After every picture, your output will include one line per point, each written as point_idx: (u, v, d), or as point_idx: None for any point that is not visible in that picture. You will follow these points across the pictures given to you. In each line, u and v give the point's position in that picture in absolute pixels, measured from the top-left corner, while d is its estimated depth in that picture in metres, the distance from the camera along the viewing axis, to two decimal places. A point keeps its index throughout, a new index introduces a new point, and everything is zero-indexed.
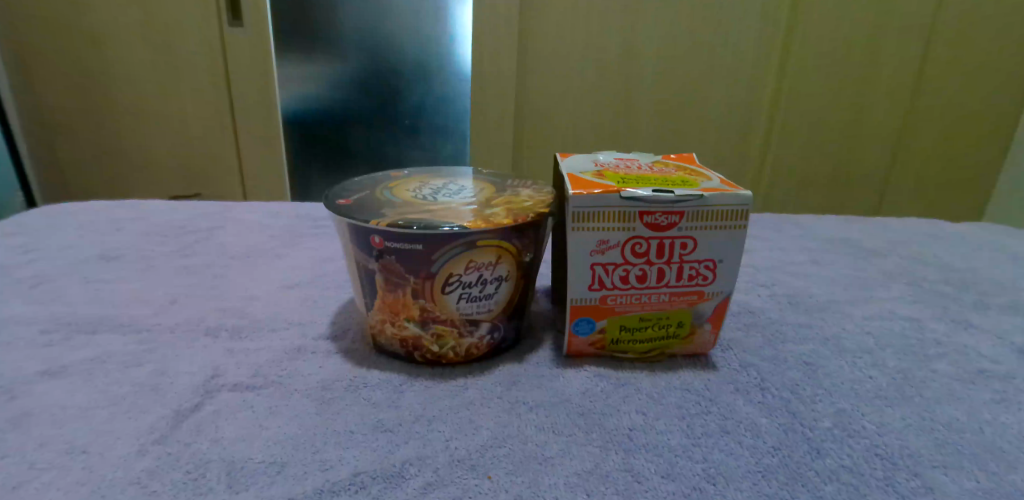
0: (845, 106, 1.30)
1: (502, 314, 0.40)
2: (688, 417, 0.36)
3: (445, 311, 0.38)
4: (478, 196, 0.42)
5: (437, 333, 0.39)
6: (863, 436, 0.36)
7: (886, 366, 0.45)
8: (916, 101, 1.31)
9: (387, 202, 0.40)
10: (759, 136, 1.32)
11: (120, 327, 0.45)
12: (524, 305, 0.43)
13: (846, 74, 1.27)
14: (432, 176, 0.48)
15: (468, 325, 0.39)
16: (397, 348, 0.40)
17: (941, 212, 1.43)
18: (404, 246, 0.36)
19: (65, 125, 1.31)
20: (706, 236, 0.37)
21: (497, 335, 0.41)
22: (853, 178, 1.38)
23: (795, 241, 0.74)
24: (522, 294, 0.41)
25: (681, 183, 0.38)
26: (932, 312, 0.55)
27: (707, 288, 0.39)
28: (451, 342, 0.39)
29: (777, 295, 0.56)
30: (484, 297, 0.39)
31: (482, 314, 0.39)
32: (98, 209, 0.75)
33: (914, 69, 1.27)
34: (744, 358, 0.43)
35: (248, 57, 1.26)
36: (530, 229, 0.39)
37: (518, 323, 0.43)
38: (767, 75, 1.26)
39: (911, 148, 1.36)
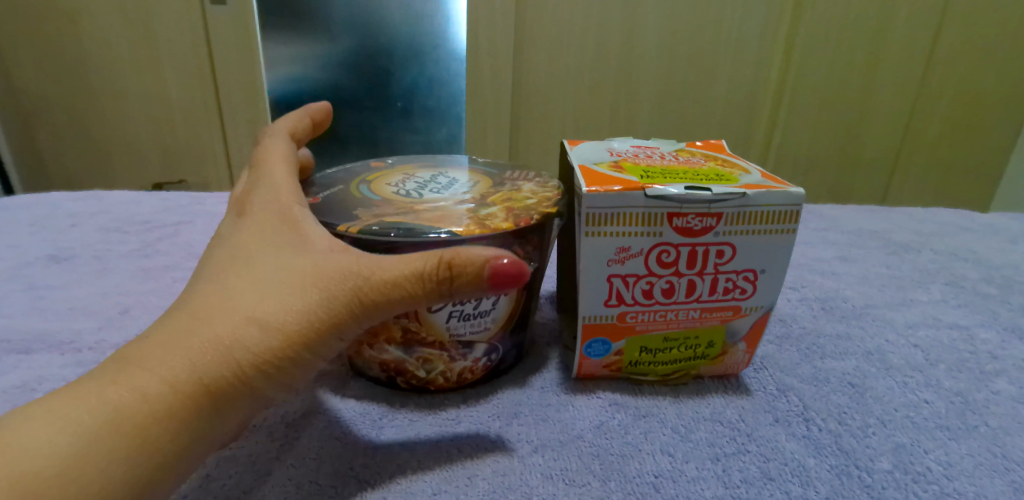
0: (854, 89, 1.23)
1: (501, 332, 0.34)
2: (723, 459, 0.30)
3: (433, 334, 0.32)
4: (474, 191, 0.36)
5: (423, 357, 0.33)
6: (929, 481, 0.30)
7: (940, 387, 0.39)
8: (927, 84, 1.24)
9: (364, 200, 0.34)
10: (765, 119, 1.25)
11: (58, 345, 0.40)
12: (527, 319, 0.37)
13: (855, 55, 1.20)
14: (419, 167, 0.41)
15: (460, 348, 0.33)
16: (377, 372, 0.34)
17: (952, 199, 1.37)
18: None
19: (34, 108, 1.21)
20: (747, 242, 0.31)
21: (495, 357, 0.35)
22: (860, 164, 1.31)
23: (819, 234, 0.68)
24: (525, 309, 0.35)
25: (716, 178, 0.31)
26: (980, 318, 0.49)
27: (745, 303, 0.33)
28: (440, 367, 0.33)
29: (808, 298, 0.50)
30: (480, 317, 0.33)
31: (476, 335, 0.33)
32: (54, 202, 0.68)
33: (926, 48, 1.20)
34: (781, 380, 0.37)
35: (232, 37, 1.14)
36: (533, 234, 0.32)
37: (520, 340, 0.37)
38: (775, 54, 1.19)
39: (921, 133, 1.29)
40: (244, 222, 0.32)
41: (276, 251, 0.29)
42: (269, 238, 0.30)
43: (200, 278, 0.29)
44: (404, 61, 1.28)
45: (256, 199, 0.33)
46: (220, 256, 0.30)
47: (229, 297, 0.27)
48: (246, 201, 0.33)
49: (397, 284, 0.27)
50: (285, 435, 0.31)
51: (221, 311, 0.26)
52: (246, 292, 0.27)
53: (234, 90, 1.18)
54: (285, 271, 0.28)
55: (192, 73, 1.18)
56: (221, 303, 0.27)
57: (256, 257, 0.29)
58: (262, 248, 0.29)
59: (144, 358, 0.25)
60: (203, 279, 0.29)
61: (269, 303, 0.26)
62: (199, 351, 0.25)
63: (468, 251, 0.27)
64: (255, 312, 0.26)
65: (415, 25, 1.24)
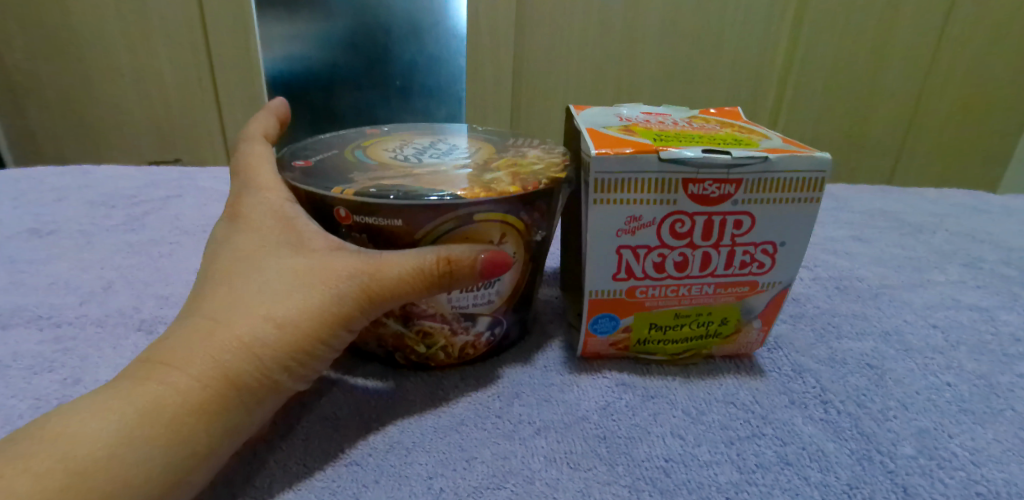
0: (863, 68, 1.20)
1: (505, 306, 0.32)
2: (737, 443, 0.28)
3: (434, 306, 0.30)
4: (476, 157, 0.34)
5: (424, 331, 0.31)
6: (956, 467, 0.28)
7: (963, 370, 0.37)
8: (938, 64, 1.20)
9: (358, 164, 0.32)
10: (771, 99, 1.22)
11: (36, 320, 0.38)
12: (531, 294, 0.35)
13: (864, 34, 1.16)
14: (418, 135, 0.39)
15: (463, 322, 0.31)
16: (371, 348, 0.32)
17: (959, 184, 1.35)
18: (381, 221, 0.28)
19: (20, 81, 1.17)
20: (767, 212, 0.29)
21: (498, 333, 0.33)
22: (868, 145, 1.28)
23: (830, 214, 0.66)
24: (529, 282, 0.33)
25: (735, 143, 0.29)
26: (1000, 300, 0.48)
27: (762, 279, 0.31)
28: (441, 342, 0.31)
29: (821, 278, 0.48)
30: (485, 290, 0.31)
31: (479, 308, 0.31)
32: (39, 176, 0.65)
33: (938, 27, 1.16)
34: (796, 361, 0.35)
35: (222, 9, 1.11)
36: (540, 201, 0.31)
37: (523, 316, 0.35)
38: (783, 31, 1.15)
39: (931, 114, 1.26)
40: (237, 225, 0.30)
41: (278, 253, 0.27)
42: (268, 237, 0.28)
43: (204, 280, 0.27)
44: (402, 38, 1.25)
45: (247, 198, 0.31)
46: (217, 261, 0.28)
47: (238, 298, 0.25)
48: (235, 203, 0.31)
49: (399, 279, 0.26)
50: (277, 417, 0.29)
51: (232, 309, 0.25)
52: (257, 292, 0.26)
53: (228, 65, 1.15)
54: (291, 272, 0.26)
55: (182, 48, 1.14)
56: (233, 301, 0.25)
57: (259, 256, 0.27)
58: (265, 246, 0.28)
59: (165, 361, 0.23)
60: (207, 281, 0.27)
61: (283, 302, 0.25)
62: (222, 348, 0.24)
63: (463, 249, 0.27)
64: (272, 311, 0.25)
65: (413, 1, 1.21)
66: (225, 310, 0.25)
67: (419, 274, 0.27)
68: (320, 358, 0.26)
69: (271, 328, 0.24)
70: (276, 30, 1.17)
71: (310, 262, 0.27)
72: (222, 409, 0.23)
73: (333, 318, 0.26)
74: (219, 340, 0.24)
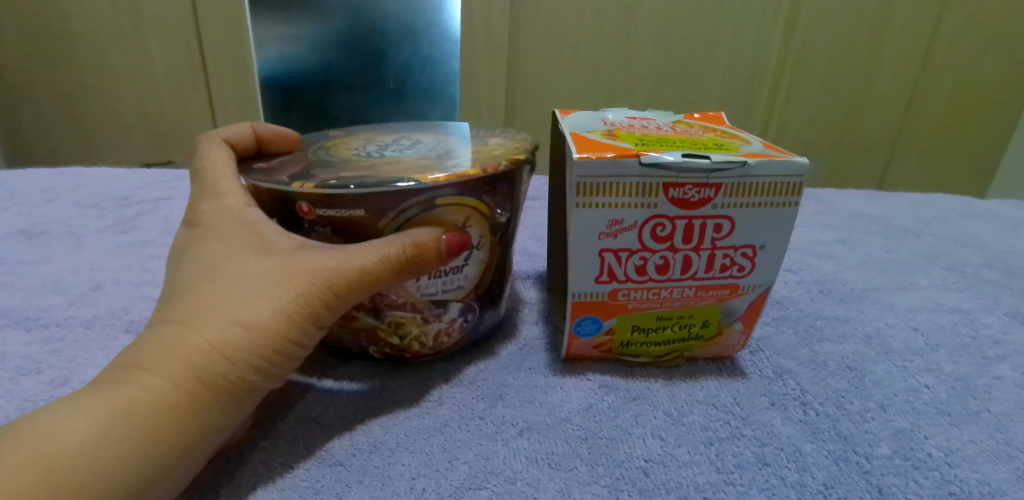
0: (854, 72, 1.21)
1: (475, 292, 0.33)
2: (716, 444, 0.29)
3: (404, 296, 0.30)
4: (441, 150, 0.34)
5: (396, 321, 0.31)
6: (931, 468, 0.29)
7: (942, 372, 0.38)
8: (928, 68, 1.21)
9: (321, 162, 0.32)
10: (763, 102, 1.23)
11: (24, 321, 0.38)
12: (502, 281, 0.35)
13: (855, 38, 1.17)
14: (385, 134, 0.39)
15: (434, 310, 0.31)
16: (347, 344, 0.33)
17: (948, 188, 1.37)
18: (343, 212, 0.28)
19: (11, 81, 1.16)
20: (747, 215, 0.29)
21: (469, 322, 0.33)
22: (859, 148, 1.29)
23: (818, 218, 0.67)
24: (499, 269, 0.34)
25: (715, 148, 0.30)
26: (982, 303, 0.48)
27: (743, 281, 0.31)
28: (414, 332, 0.32)
29: (806, 281, 0.49)
30: (453, 277, 0.31)
31: (449, 296, 0.31)
32: (29, 176, 0.65)
33: (928, 32, 1.18)
34: (778, 363, 0.36)
35: (215, 9, 1.10)
36: (501, 187, 0.31)
37: (497, 304, 0.35)
38: (774, 35, 1.16)
39: (921, 118, 1.27)
40: (198, 232, 0.30)
41: (244, 257, 0.28)
42: (234, 241, 0.28)
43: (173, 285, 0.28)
44: (396, 40, 1.25)
45: (204, 207, 0.31)
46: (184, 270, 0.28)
47: (207, 304, 0.26)
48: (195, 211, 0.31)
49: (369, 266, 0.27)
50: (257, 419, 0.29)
51: (201, 312, 0.25)
52: (225, 298, 0.26)
53: (221, 65, 1.15)
54: (260, 275, 0.27)
55: (175, 46, 1.14)
56: (201, 307, 0.26)
57: (225, 263, 0.28)
58: (231, 252, 0.28)
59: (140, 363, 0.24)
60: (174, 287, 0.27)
61: (251, 306, 0.26)
62: (190, 353, 0.24)
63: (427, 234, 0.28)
64: (239, 315, 0.25)
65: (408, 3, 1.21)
66: (194, 314, 0.25)
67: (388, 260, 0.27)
68: (291, 358, 0.27)
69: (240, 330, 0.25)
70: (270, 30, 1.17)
71: (279, 264, 0.27)
72: (194, 412, 0.23)
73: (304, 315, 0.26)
74: (188, 343, 0.24)
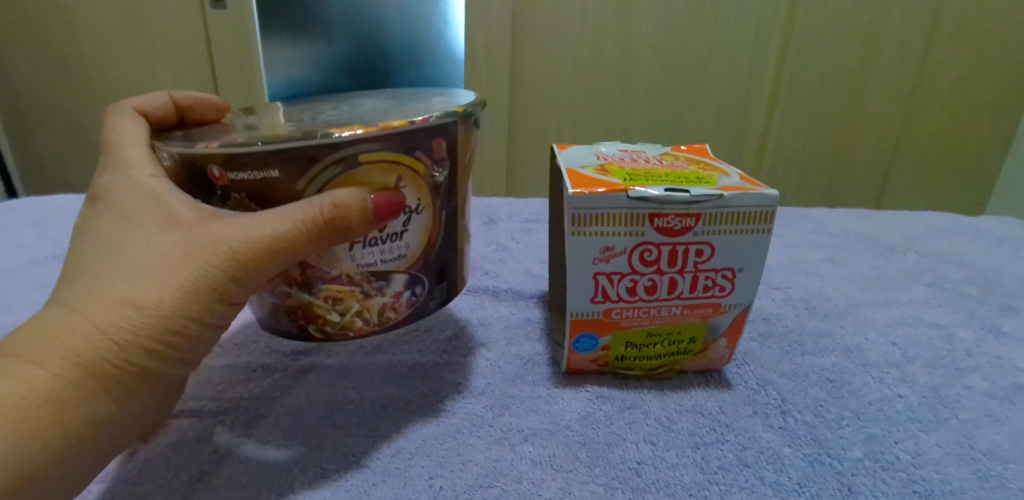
0: (847, 92, 1.25)
1: (413, 262, 0.35)
2: (702, 448, 0.32)
3: (337, 266, 0.33)
4: (369, 112, 0.36)
5: (334, 293, 0.34)
6: (897, 469, 0.32)
7: (916, 382, 0.41)
8: (920, 87, 1.26)
9: (235, 129, 0.33)
10: (759, 121, 1.27)
11: None
12: (450, 250, 0.38)
13: (846, 60, 1.22)
14: (327, 102, 0.42)
15: (370, 278, 0.34)
16: (292, 324, 0.36)
17: (945, 205, 1.40)
18: (257, 176, 0.30)
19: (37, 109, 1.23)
20: (725, 242, 0.33)
21: (417, 295, 0.37)
22: (853, 165, 1.33)
23: (808, 236, 0.70)
24: (442, 234, 0.36)
25: (696, 181, 0.33)
26: (961, 317, 0.51)
27: (724, 300, 0.35)
28: (354, 304, 0.35)
29: (792, 298, 0.52)
30: (389, 245, 0.34)
31: (387, 265, 0.34)
32: (63, 202, 0.69)
33: (919, 53, 1.22)
34: (762, 375, 0.39)
35: (231, 38, 1.17)
36: (430, 143, 0.32)
37: (445, 275, 0.38)
38: (768, 59, 1.21)
39: (914, 135, 1.31)
40: (102, 206, 0.33)
41: (145, 233, 0.30)
42: (136, 217, 0.31)
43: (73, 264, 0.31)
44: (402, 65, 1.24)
45: (110, 182, 0.33)
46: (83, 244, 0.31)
47: (103, 286, 0.29)
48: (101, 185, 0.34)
49: (282, 236, 0.30)
50: (265, 432, 0.33)
51: (94, 291, 0.29)
52: (119, 281, 0.29)
53: (236, 91, 1.21)
54: (159, 253, 0.30)
55: (194, 74, 1.20)
56: (95, 291, 0.29)
57: (123, 243, 0.30)
58: (129, 233, 0.31)
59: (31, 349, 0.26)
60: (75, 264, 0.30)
61: (144, 287, 0.29)
62: (78, 338, 0.27)
63: (347, 193, 0.30)
64: (131, 297, 0.28)
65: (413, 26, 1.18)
66: (88, 292, 0.29)
67: (300, 230, 0.30)
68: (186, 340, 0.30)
69: (126, 309, 0.28)
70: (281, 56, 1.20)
71: (180, 238, 0.30)
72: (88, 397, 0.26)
73: (196, 292, 0.29)
74: (72, 320, 0.28)
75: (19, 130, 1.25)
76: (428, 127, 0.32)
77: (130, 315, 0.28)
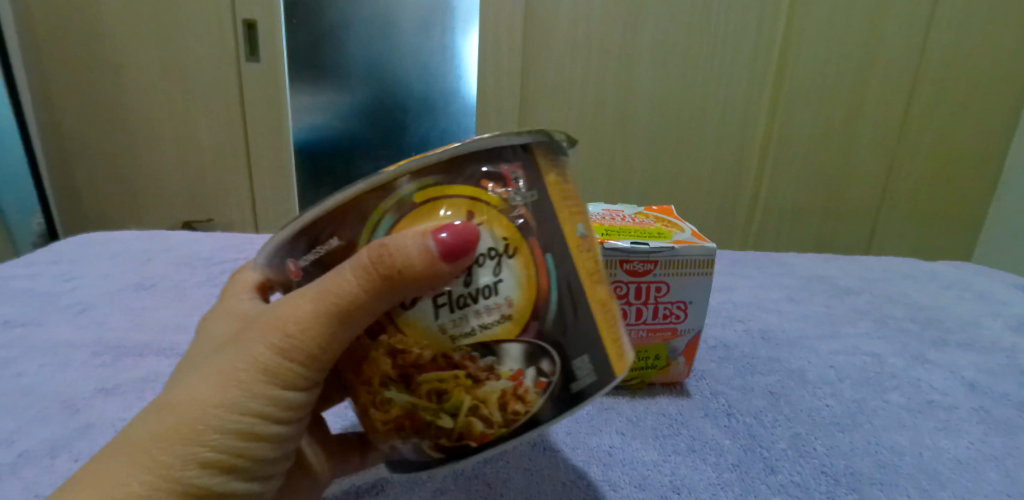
0: (835, 144, 1.34)
1: (524, 327, 0.27)
2: (661, 438, 0.42)
3: (427, 343, 0.27)
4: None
5: (435, 388, 0.27)
6: (813, 456, 0.41)
7: (843, 396, 0.50)
8: (903, 141, 1.35)
9: None
10: (752, 168, 1.35)
11: (162, 351, 0.53)
12: (583, 309, 0.28)
13: (831, 116, 1.32)
14: None
15: (470, 352, 0.27)
16: (406, 447, 0.29)
17: (930, 252, 1.47)
18: (320, 247, 0.27)
19: (83, 152, 1.33)
20: (679, 281, 0.43)
21: (548, 379, 0.28)
22: (842, 212, 1.41)
23: (777, 277, 0.77)
24: (557, 287, 0.27)
25: (657, 235, 0.44)
26: (893, 348, 0.60)
27: (681, 326, 0.45)
28: (465, 395, 0.27)
29: (752, 329, 0.61)
30: (483, 305, 0.27)
31: (488, 333, 0.27)
32: (126, 238, 0.79)
33: (900, 110, 1.32)
34: (715, 387, 0.49)
35: (262, 91, 1.27)
36: (499, 166, 0.27)
37: (581, 346, 0.28)
38: (759, 115, 1.30)
39: (900, 184, 1.39)
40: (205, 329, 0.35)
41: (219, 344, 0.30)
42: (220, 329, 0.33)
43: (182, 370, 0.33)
44: (416, 115, 1.34)
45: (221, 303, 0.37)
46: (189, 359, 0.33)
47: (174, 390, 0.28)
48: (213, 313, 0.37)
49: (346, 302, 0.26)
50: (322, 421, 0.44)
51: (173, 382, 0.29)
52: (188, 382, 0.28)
53: (264, 135, 1.31)
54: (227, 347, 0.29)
55: (229, 121, 1.31)
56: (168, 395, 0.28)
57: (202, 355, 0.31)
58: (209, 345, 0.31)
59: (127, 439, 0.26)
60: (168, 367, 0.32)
61: (207, 387, 0.27)
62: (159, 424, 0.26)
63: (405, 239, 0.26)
64: (197, 393, 0.27)
65: (429, 83, 1.31)
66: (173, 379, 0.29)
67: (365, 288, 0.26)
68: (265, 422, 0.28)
69: (192, 400, 0.27)
70: (307, 101, 1.30)
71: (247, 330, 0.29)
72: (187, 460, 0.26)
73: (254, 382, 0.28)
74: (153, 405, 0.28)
75: (59, 170, 1.35)
76: (485, 146, 0.26)
77: (195, 406, 0.27)
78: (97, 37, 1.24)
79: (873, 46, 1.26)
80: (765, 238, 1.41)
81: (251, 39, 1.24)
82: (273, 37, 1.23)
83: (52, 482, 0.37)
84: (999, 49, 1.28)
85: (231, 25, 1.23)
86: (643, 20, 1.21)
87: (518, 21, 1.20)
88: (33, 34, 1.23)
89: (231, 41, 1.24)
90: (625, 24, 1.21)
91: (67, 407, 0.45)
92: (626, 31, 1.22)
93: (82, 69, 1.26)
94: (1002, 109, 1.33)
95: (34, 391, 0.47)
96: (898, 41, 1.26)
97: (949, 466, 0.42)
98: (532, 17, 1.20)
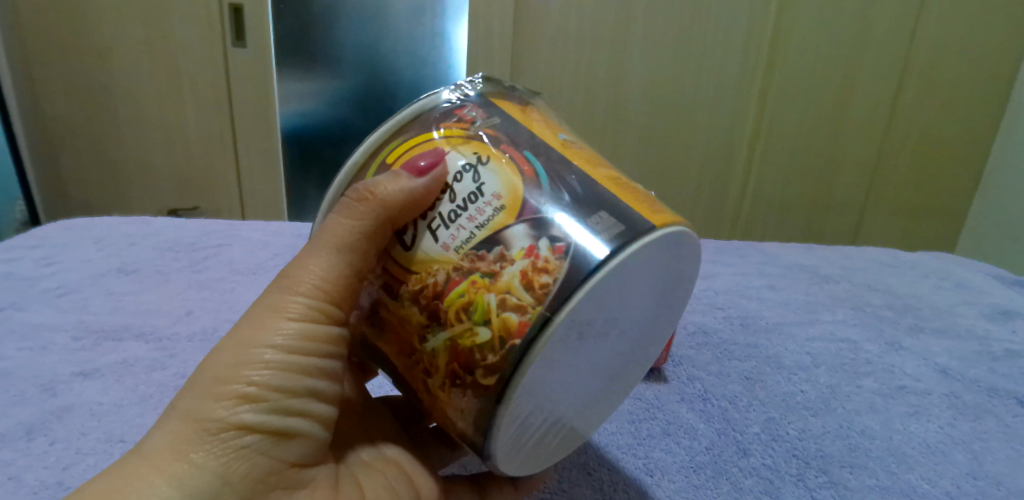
0: (823, 136, 1.35)
1: (522, 209, 0.25)
2: (636, 422, 0.43)
3: (436, 262, 0.26)
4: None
5: (457, 309, 0.25)
6: (784, 440, 0.42)
7: (818, 381, 0.51)
8: (890, 134, 1.36)
9: None
10: (740, 160, 1.35)
11: (142, 335, 0.52)
12: (584, 183, 0.26)
13: (820, 107, 1.32)
14: None
15: (475, 252, 0.25)
16: (473, 405, 0.25)
17: (913, 245, 1.49)
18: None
19: (65, 137, 1.31)
20: None
21: (565, 242, 0.24)
22: (829, 205, 1.42)
23: (761, 265, 0.78)
24: (544, 171, 0.27)
25: None
26: (869, 334, 0.61)
27: None
28: (486, 300, 0.24)
29: (731, 316, 0.62)
30: (475, 208, 0.26)
31: (487, 228, 0.25)
32: (108, 222, 0.78)
33: (888, 103, 1.33)
34: (691, 372, 0.50)
35: (249, 76, 1.26)
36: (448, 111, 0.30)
37: (593, 208, 0.25)
38: (748, 105, 1.30)
39: (886, 177, 1.40)
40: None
41: None
42: None
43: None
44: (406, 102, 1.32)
45: None
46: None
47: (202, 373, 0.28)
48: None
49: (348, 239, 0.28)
50: None
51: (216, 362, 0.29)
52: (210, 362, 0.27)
53: (250, 122, 1.29)
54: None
55: (215, 107, 1.29)
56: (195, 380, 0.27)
57: None
58: None
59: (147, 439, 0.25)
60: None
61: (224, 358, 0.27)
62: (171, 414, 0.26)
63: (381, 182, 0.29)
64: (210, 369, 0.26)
65: (418, 70, 1.30)
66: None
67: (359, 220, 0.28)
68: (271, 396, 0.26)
69: (224, 346, 0.27)
70: (294, 88, 1.29)
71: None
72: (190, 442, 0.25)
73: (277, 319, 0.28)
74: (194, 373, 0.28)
75: (41, 155, 1.32)
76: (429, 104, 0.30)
77: (227, 348, 0.27)
78: (78, 19, 1.21)
79: (863, 38, 1.26)
80: (752, 229, 1.42)
81: (238, 23, 1.22)
82: (261, 21, 1.21)
83: (29, 464, 0.37)
84: (987, 43, 1.29)
85: (217, 9, 1.21)
86: (635, 8, 1.20)
87: (509, 7, 1.19)
88: (13, 15, 1.20)
89: (217, 25, 1.22)
90: (617, 11, 1.20)
91: (45, 391, 0.45)
92: (618, 19, 1.21)
93: (64, 51, 1.24)
94: (988, 102, 1.34)
95: (12, 375, 0.46)
96: (888, 33, 1.26)
97: (918, 449, 0.43)
98: (523, 3, 1.19)
